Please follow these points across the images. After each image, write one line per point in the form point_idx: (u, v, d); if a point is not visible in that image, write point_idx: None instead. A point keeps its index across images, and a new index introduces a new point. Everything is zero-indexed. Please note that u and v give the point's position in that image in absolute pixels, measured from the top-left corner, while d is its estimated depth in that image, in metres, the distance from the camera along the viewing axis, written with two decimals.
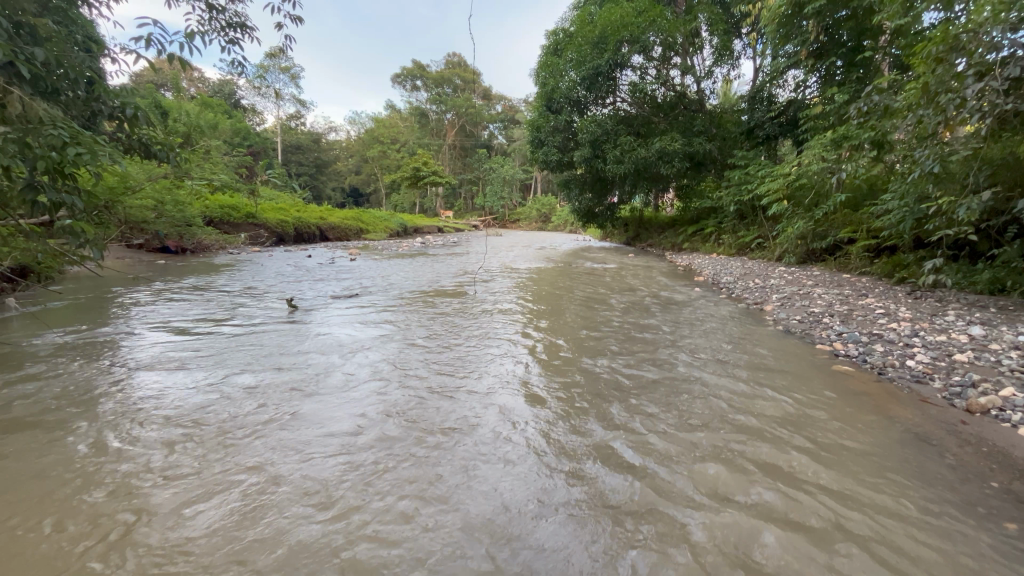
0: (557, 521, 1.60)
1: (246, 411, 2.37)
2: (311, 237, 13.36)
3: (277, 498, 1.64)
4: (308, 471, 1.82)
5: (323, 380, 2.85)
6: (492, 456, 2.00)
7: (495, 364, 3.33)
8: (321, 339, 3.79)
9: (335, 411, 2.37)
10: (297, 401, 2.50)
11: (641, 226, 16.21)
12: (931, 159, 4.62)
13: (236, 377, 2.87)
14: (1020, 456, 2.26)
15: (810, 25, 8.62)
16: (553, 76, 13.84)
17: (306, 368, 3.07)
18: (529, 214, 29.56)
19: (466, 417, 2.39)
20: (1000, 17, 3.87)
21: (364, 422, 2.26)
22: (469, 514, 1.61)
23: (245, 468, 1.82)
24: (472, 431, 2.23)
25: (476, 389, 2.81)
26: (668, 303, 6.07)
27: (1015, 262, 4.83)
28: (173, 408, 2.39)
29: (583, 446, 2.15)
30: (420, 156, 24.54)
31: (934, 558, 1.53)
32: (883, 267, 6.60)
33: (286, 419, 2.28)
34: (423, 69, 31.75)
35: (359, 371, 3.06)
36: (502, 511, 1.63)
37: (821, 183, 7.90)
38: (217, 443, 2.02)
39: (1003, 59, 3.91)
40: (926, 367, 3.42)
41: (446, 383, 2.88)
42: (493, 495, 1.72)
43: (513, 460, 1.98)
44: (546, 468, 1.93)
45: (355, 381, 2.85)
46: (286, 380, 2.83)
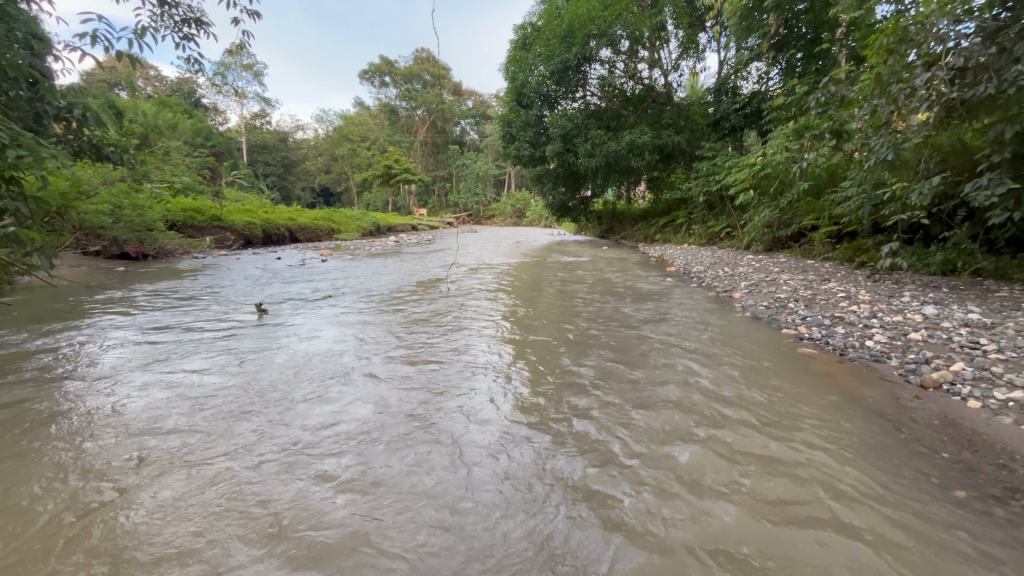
0: (530, 508, 1.60)
1: (227, 407, 2.35)
2: (281, 238, 13.03)
3: (249, 495, 1.61)
4: (277, 466, 1.78)
5: (303, 375, 2.82)
6: (474, 447, 1.99)
7: (473, 358, 3.31)
8: (299, 338, 3.75)
9: (317, 408, 2.34)
10: (278, 398, 2.46)
11: (613, 219, 16.39)
12: (886, 147, 4.81)
13: (202, 378, 2.77)
14: (969, 428, 2.38)
15: (769, 18, 8.85)
16: (522, 71, 13.84)
17: (284, 366, 3.01)
18: (503, 210, 29.57)
19: (450, 408, 2.40)
20: (945, 9, 4.07)
21: (344, 417, 2.24)
22: (439, 504, 1.60)
23: (218, 467, 1.77)
24: (454, 422, 2.23)
25: (457, 380, 2.82)
26: (640, 294, 6.15)
27: (963, 244, 5.09)
28: (147, 411, 2.31)
29: (563, 435, 2.16)
30: (391, 154, 24.12)
31: (891, 528, 1.59)
32: (844, 253, 6.85)
33: (268, 413, 2.27)
34: (391, 65, 31.29)
35: (333, 368, 2.97)
36: (475, 501, 1.63)
37: (784, 172, 8.16)
38: (196, 441, 1.98)
39: (950, 50, 4.10)
40: (883, 346, 3.57)
41: (425, 375, 2.88)
42: (473, 488, 1.70)
43: (493, 451, 1.98)
44: (526, 458, 1.93)
45: (335, 376, 2.83)
46: (264, 377, 2.80)
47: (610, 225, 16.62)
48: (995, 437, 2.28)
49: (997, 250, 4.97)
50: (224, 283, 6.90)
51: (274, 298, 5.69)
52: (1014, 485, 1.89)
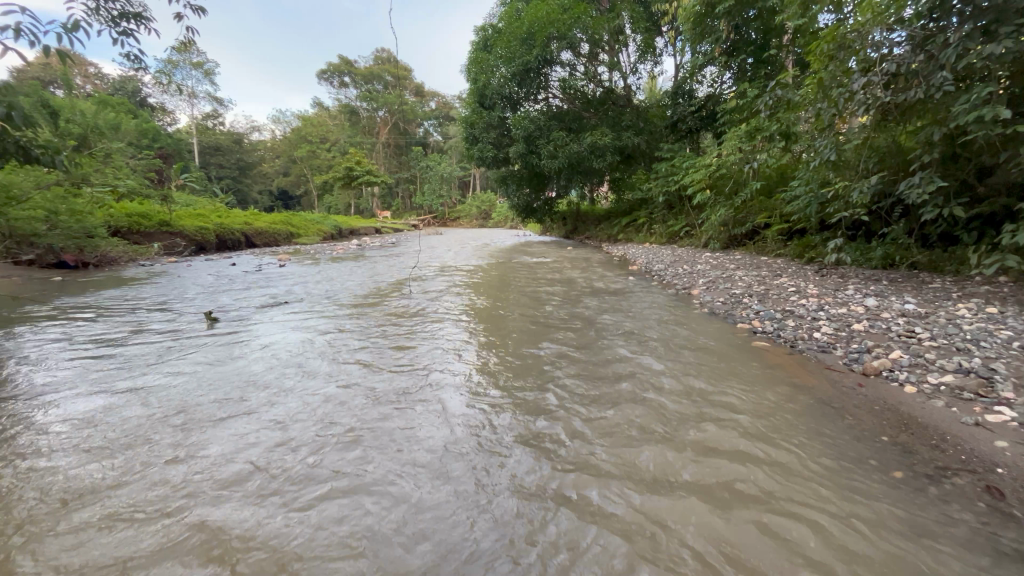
0: (488, 506, 1.59)
1: (185, 416, 2.27)
2: (236, 244, 12.48)
3: (201, 506, 1.55)
4: (230, 477, 1.72)
5: (264, 382, 2.75)
6: (436, 450, 1.95)
7: (440, 359, 3.29)
8: (260, 344, 3.65)
9: (270, 418, 2.24)
10: (238, 406, 2.39)
11: (577, 220, 16.56)
12: (829, 148, 5.14)
13: (159, 388, 2.67)
14: (907, 412, 2.52)
15: (721, 24, 9.23)
16: (484, 72, 13.80)
17: (238, 376, 2.87)
18: (469, 212, 29.47)
19: (412, 410, 2.36)
20: (879, 18, 4.37)
21: (300, 426, 2.15)
22: (398, 506, 1.57)
23: (167, 481, 1.70)
24: (415, 425, 2.19)
25: (417, 382, 2.78)
26: (602, 293, 6.22)
27: (901, 239, 5.40)
28: (99, 424, 2.21)
29: (524, 434, 2.13)
30: (352, 156, 23.52)
31: (831, 508, 1.67)
32: (794, 249, 7.16)
33: (228, 421, 2.21)
34: (351, 65, 30.53)
35: (296, 373, 2.92)
36: (434, 501, 1.61)
37: (738, 173, 8.46)
38: (149, 453, 1.91)
39: (884, 56, 4.38)
40: (829, 337, 3.75)
41: (391, 379, 2.84)
42: (432, 493, 1.65)
43: (454, 453, 1.94)
44: (488, 459, 1.90)
45: (298, 381, 2.77)
46: (225, 385, 2.72)
47: (574, 226, 16.80)
48: (930, 420, 2.41)
49: (930, 244, 5.30)
50: (175, 291, 6.57)
51: (228, 306, 5.45)
52: (948, 465, 2.00)
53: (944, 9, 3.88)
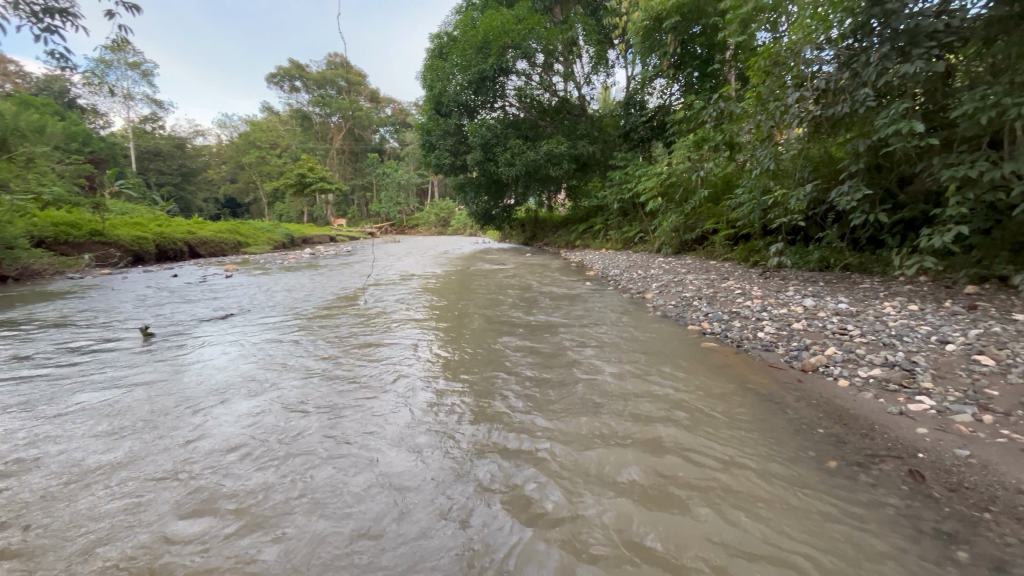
0: (446, 512, 1.58)
1: (128, 434, 2.16)
2: (179, 254, 11.77)
3: (142, 526, 1.48)
4: (174, 496, 1.65)
5: (215, 395, 2.64)
6: (387, 461, 1.90)
7: (397, 366, 3.22)
8: (208, 358, 3.49)
9: (211, 437, 2.11)
10: (186, 421, 2.28)
11: (536, 227, 16.74)
12: (769, 157, 5.47)
13: (98, 406, 2.52)
14: (841, 404, 2.69)
15: (668, 39, 9.64)
16: (440, 80, 13.78)
17: (175, 394, 2.69)
18: (427, 219, 29.20)
19: (366, 421, 2.30)
20: (810, 37, 4.70)
21: (249, 441, 2.07)
22: (354, 515, 1.55)
23: (108, 501, 1.61)
24: (368, 437, 2.13)
25: (373, 391, 2.73)
26: (560, 298, 6.30)
27: (834, 243, 5.76)
28: (29, 445, 2.06)
29: (481, 441, 2.12)
30: (304, 162, 22.70)
31: (771, 498, 1.76)
32: (741, 253, 7.53)
33: (176, 437, 2.11)
34: (302, 69, 29.65)
35: (248, 386, 2.80)
36: (390, 509, 1.59)
37: (687, 180, 8.81)
38: (88, 473, 1.80)
39: (815, 72, 4.72)
40: (772, 336, 3.95)
41: (347, 389, 2.76)
42: (382, 507, 1.59)
43: (407, 463, 1.89)
44: (442, 468, 1.86)
45: (251, 394, 2.67)
46: (171, 400, 2.59)
47: (533, 232, 16.96)
48: (860, 412, 2.58)
49: (860, 247, 5.69)
50: (106, 305, 6.11)
51: (167, 320, 5.12)
52: (876, 452, 2.15)
53: (866, 30, 4.21)
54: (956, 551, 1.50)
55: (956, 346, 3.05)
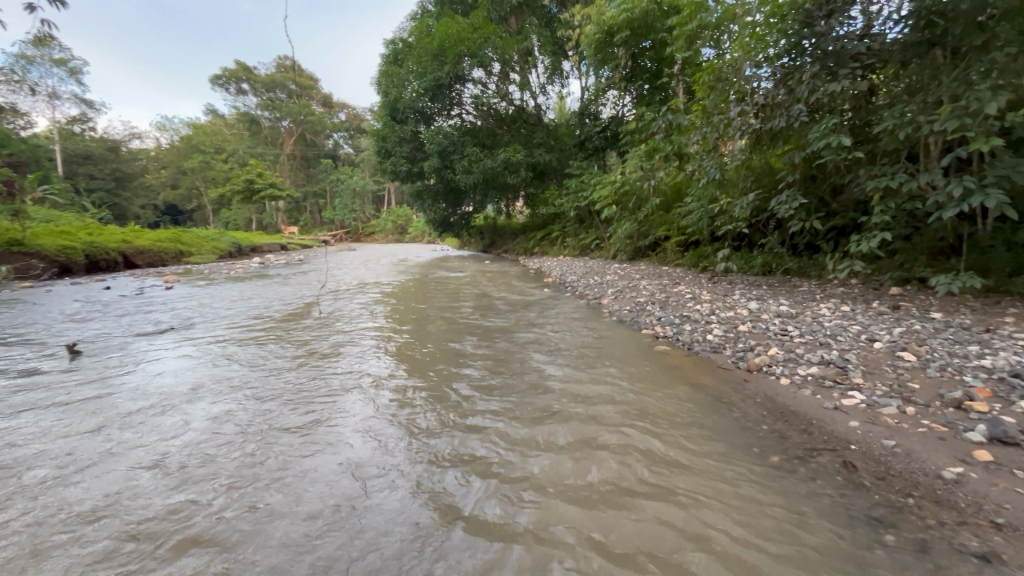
0: (407, 524, 1.56)
1: (60, 458, 2.01)
2: (112, 265, 10.95)
3: (74, 559, 1.38)
4: (114, 523, 1.55)
5: (158, 415, 2.50)
6: (340, 479, 1.82)
7: (354, 377, 3.13)
8: (150, 374, 3.28)
9: (146, 463, 1.95)
10: (126, 443, 2.15)
11: (495, 234, 16.78)
12: (714, 168, 5.73)
13: (23, 430, 2.33)
14: (784, 402, 2.83)
15: (620, 52, 9.97)
16: (395, 86, 13.63)
17: (101, 417, 2.47)
18: (384, 226, 28.71)
19: (317, 437, 2.20)
20: (750, 56, 4.99)
21: (196, 460, 1.97)
22: (312, 532, 1.51)
23: (36, 532, 1.50)
24: (322, 451, 2.06)
25: (324, 404, 2.62)
26: (518, 305, 6.33)
27: (776, 248, 6.11)
28: None
29: (438, 452, 2.08)
30: (252, 167, 21.68)
31: (721, 494, 1.83)
32: (691, 259, 7.83)
33: (116, 460, 1.99)
34: (250, 71, 28.49)
35: (195, 403, 2.67)
36: (349, 524, 1.55)
37: (640, 189, 9.09)
38: (15, 503, 1.67)
39: (755, 88, 5.01)
40: (720, 339, 4.13)
41: (300, 402, 2.66)
42: (340, 523, 1.55)
43: (361, 481, 1.82)
44: (398, 484, 1.80)
45: (198, 411, 2.54)
46: (109, 420, 2.44)
47: (491, 240, 16.98)
48: (800, 408, 2.74)
49: (799, 252, 6.05)
50: (28, 321, 5.61)
51: (96, 336, 4.74)
52: (814, 446, 2.28)
53: (799, 49, 4.51)
54: (885, 534, 1.61)
55: (883, 343, 3.30)
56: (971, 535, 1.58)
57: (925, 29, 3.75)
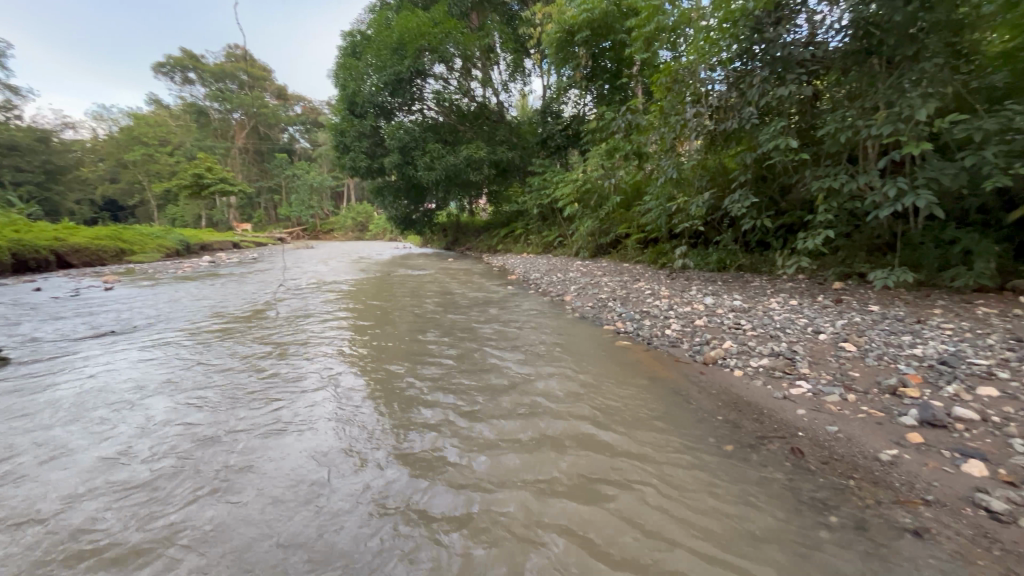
0: (367, 527, 1.53)
1: None
2: (43, 265, 10.13)
3: None
4: (51, 541, 1.46)
5: (101, 421, 2.36)
6: (297, 485, 1.76)
7: (312, 376, 3.02)
8: (90, 378, 3.09)
9: (84, 477, 1.84)
10: (65, 454, 2.02)
11: (458, 231, 16.65)
12: (672, 168, 5.88)
13: None
14: (738, 394, 2.94)
15: (580, 52, 10.08)
16: (354, 79, 13.25)
17: (31, 426, 2.30)
18: (343, 223, 27.97)
19: (274, 442, 2.12)
20: (705, 59, 5.13)
21: (144, 471, 1.88)
22: (270, 541, 1.46)
23: None
24: (280, 455, 2.00)
25: (282, 406, 2.53)
26: (482, 302, 6.30)
27: (730, 245, 6.34)
28: None
29: (399, 453, 2.03)
30: (201, 161, 20.60)
31: (682, 484, 1.87)
32: (650, 256, 8.02)
33: (53, 472, 1.87)
34: (196, 60, 27.00)
35: (142, 408, 2.53)
36: (309, 529, 1.52)
37: (601, 187, 9.22)
38: None
39: (710, 90, 5.16)
40: (677, 333, 4.25)
41: (256, 404, 2.56)
42: (299, 530, 1.51)
43: (319, 486, 1.76)
44: (358, 488, 1.76)
45: (146, 416, 2.42)
46: (46, 428, 2.28)
47: (454, 237, 16.84)
48: (752, 398, 2.85)
49: (751, 249, 6.31)
50: None
51: (23, 341, 4.37)
52: (764, 434, 2.38)
53: (750, 54, 4.69)
54: (828, 515, 1.69)
55: (827, 335, 3.48)
56: (903, 513, 1.69)
57: (863, 39, 3.96)
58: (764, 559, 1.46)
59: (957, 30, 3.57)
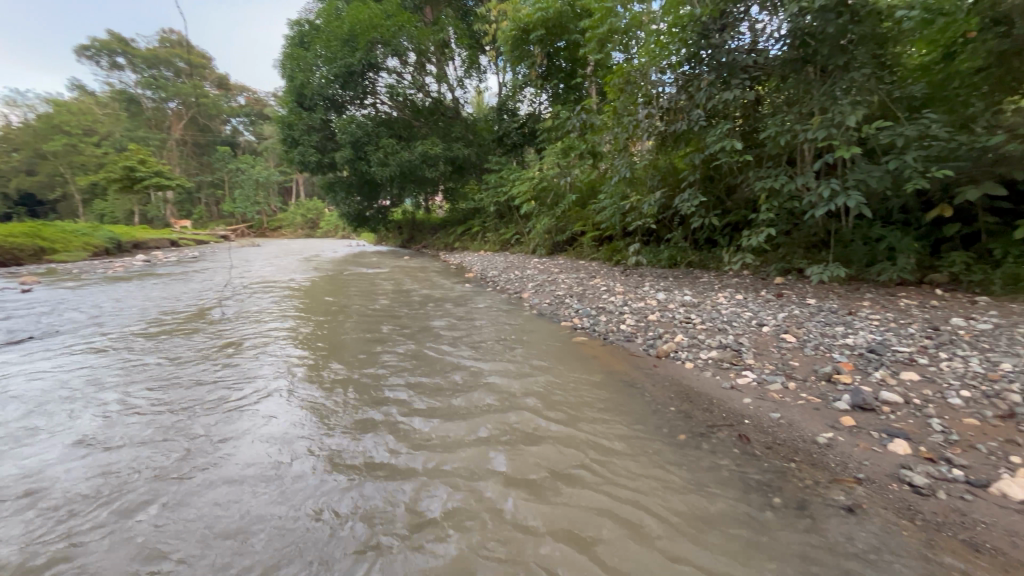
0: (328, 526, 1.49)
1: None
2: None
3: None
4: None
5: (29, 430, 2.17)
6: (252, 487, 1.69)
7: (265, 376, 2.90)
8: (13, 384, 2.83)
9: (11, 489, 1.69)
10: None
11: (413, 229, 16.35)
12: (625, 167, 6.01)
13: None
14: (689, 385, 3.04)
15: (536, 51, 10.12)
16: (302, 70, 12.70)
17: None
18: (292, 220, 26.86)
19: (226, 440, 2.04)
20: (656, 62, 5.27)
21: (81, 480, 1.74)
22: (224, 545, 1.40)
23: None
24: (233, 456, 1.91)
25: (234, 403, 2.46)
26: (440, 300, 6.21)
27: (680, 242, 6.56)
28: None
29: (353, 455, 1.94)
30: (132, 152, 19.14)
31: (639, 473, 1.91)
32: (605, 253, 8.18)
33: None
34: (126, 44, 25.07)
35: (76, 414, 2.34)
36: (265, 532, 1.46)
37: (557, 185, 9.31)
38: None
39: (661, 92, 5.31)
40: (632, 328, 4.35)
41: (205, 406, 2.44)
42: (257, 533, 1.45)
43: (276, 486, 1.70)
44: (314, 486, 1.71)
45: (81, 423, 2.24)
46: None
47: (410, 235, 16.53)
48: (702, 389, 2.95)
49: (700, 246, 6.56)
50: None
51: None
52: (714, 423, 2.47)
53: (697, 59, 4.82)
54: (773, 497, 1.78)
55: (770, 327, 3.67)
56: (839, 491, 1.80)
57: (800, 48, 4.14)
58: (717, 541, 1.51)
59: (881, 43, 3.89)
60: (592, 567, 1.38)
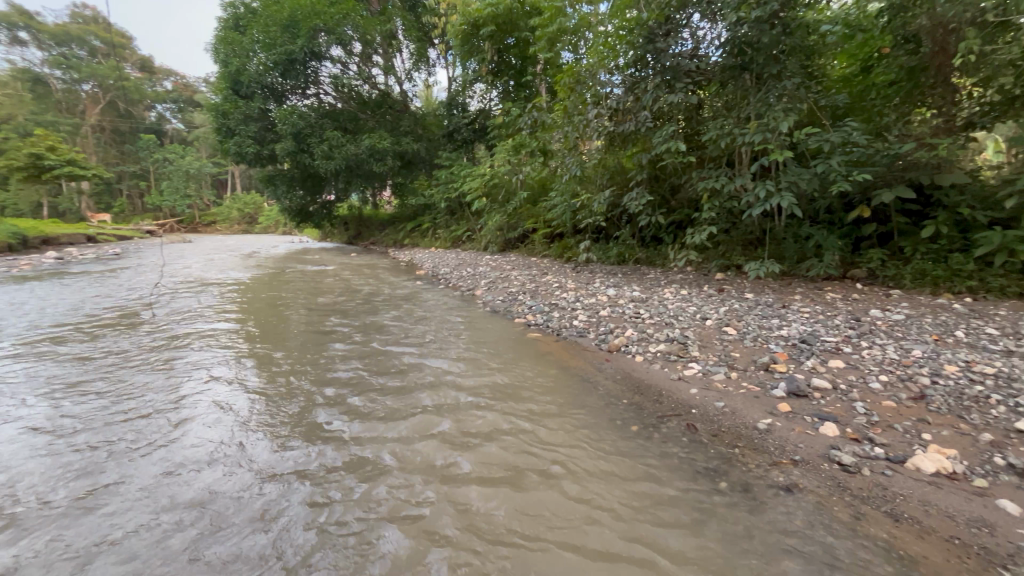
0: (276, 528, 1.41)
1: None
2: None
3: None
4: None
5: None
6: (192, 486, 1.59)
7: (200, 374, 2.72)
8: None
9: None
10: None
11: (361, 225, 15.82)
12: (575, 165, 6.09)
13: None
14: (640, 377, 3.13)
15: (486, 46, 10.04)
16: (237, 55, 11.93)
17: None
18: (227, 215, 25.25)
19: (160, 441, 1.90)
20: (605, 63, 5.36)
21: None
22: (164, 550, 1.30)
23: None
24: (168, 457, 1.78)
25: (163, 402, 2.30)
26: (390, 298, 6.03)
27: (628, 239, 6.75)
28: None
29: (294, 459, 1.82)
30: (38, 139, 17.26)
31: (593, 463, 1.94)
32: (557, 251, 8.27)
33: None
34: (30, 17, 22.55)
35: None
36: (206, 536, 1.36)
37: (508, 182, 9.31)
38: None
39: (609, 93, 5.39)
40: (584, 324, 4.42)
41: (133, 406, 2.25)
42: (200, 535, 1.36)
43: (219, 486, 1.60)
44: (263, 484, 1.63)
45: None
46: None
47: (357, 231, 15.97)
48: (652, 381, 3.05)
49: (647, 243, 6.77)
50: None
51: None
52: (664, 413, 2.55)
53: (643, 62, 4.94)
54: (719, 481, 1.85)
55: (713, 320, 3.85)
56: (778, 472, 1.91)
57: (738, 56, 4.31)
58: (669, 522, 1.57)
59: (808, 55, 4.17)
60: (552, 552, 1.39)
